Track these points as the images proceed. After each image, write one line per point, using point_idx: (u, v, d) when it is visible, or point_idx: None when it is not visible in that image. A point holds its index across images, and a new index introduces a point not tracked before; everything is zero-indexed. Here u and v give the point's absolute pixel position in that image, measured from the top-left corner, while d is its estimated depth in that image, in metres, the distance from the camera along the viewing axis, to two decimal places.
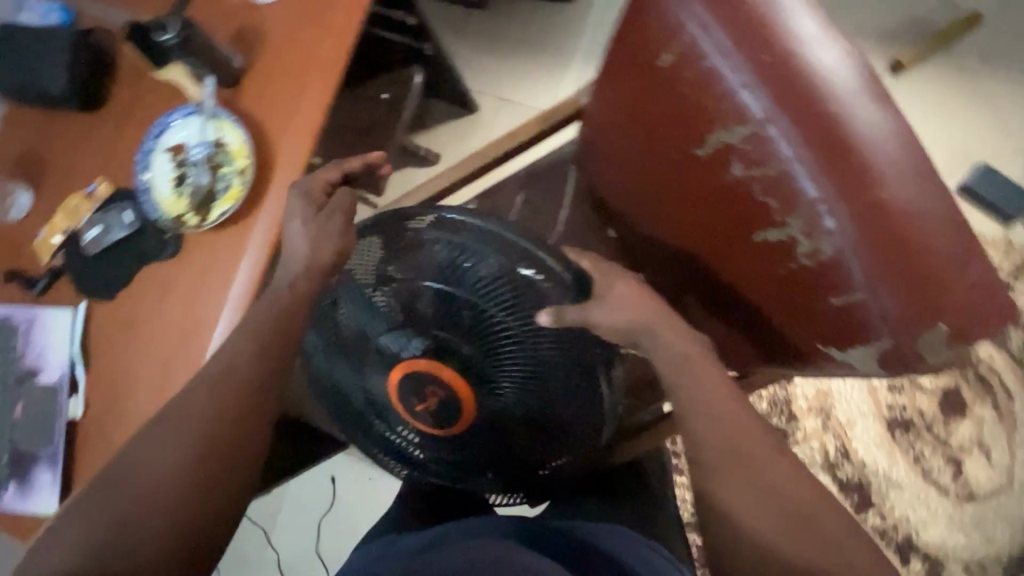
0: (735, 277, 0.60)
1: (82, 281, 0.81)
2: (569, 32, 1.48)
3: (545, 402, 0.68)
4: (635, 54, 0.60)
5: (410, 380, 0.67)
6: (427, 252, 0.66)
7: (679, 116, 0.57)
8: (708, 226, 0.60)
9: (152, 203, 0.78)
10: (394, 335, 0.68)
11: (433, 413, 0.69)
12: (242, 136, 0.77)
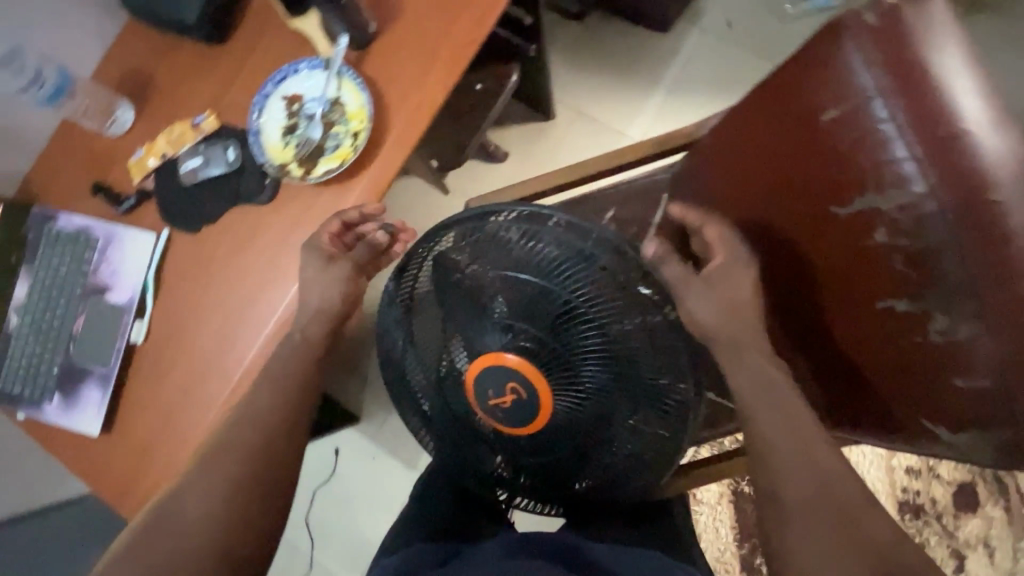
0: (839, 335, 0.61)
1: (169, 209, 0.80)
2: (658, 60, 1.50)
3: (622, 415, 0.68)
4: (783, 101, 0.59)
5: (488, 374, 0.66)
6: (529, 249, 0.65)
7: (817, 170, 0.58)
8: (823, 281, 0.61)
9: (259, 146, 0.78)
10: (484, 326, 0.67)
11: (504, 411, 0.67)
12: (363, 100, 0.77)
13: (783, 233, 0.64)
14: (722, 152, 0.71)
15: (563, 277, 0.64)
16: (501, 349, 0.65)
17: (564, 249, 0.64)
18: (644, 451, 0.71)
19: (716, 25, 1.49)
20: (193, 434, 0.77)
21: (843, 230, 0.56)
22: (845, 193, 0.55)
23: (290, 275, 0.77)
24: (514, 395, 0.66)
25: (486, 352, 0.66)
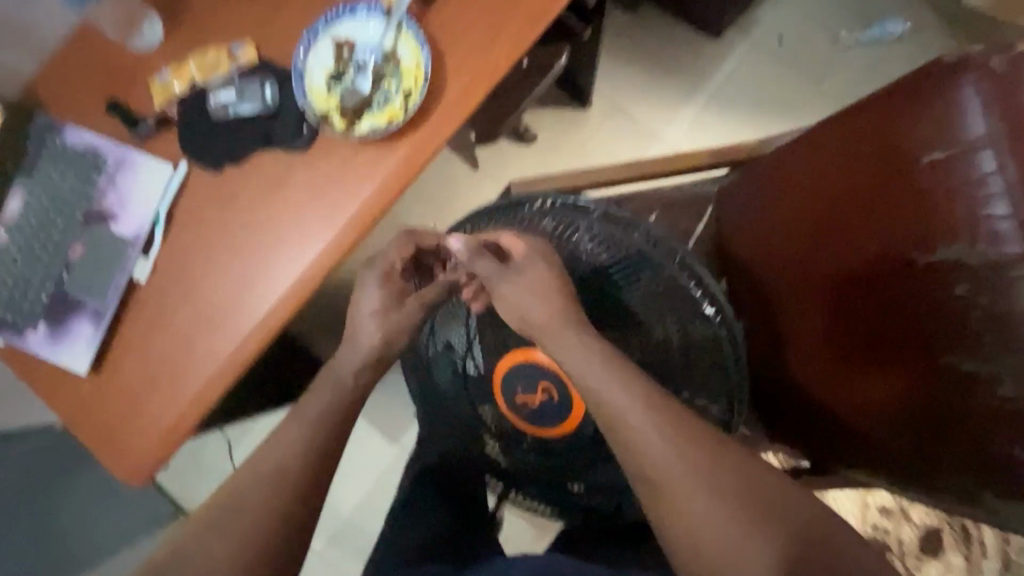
0: (882, 382, 0.60)
1: (193, 142, 0.74)
2: (705, 64, 1.45)
3: None
4: (882, 132, 0.57)
5: (521, 369, 0.75)
6: (582, 249, 0.73)
7: (890, 208, 0.56)
8: (868, 324, 0.60)
9: (303, 89, 0.72)
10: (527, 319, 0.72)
11: (531, 409, 0.75)
12: (421, 57, 0.71)
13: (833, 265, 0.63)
14: (778, 185, 0.73)
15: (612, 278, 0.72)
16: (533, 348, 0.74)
17: (611, 252, 0.72)
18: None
19: (768, 40, 1.45)
20: (190, 387, 0.72)
21: (907, 279, 0.55)
22: (920, 244, 0.54)
23: (315, 234, 0.72)
24: (545, 394, 0.74)
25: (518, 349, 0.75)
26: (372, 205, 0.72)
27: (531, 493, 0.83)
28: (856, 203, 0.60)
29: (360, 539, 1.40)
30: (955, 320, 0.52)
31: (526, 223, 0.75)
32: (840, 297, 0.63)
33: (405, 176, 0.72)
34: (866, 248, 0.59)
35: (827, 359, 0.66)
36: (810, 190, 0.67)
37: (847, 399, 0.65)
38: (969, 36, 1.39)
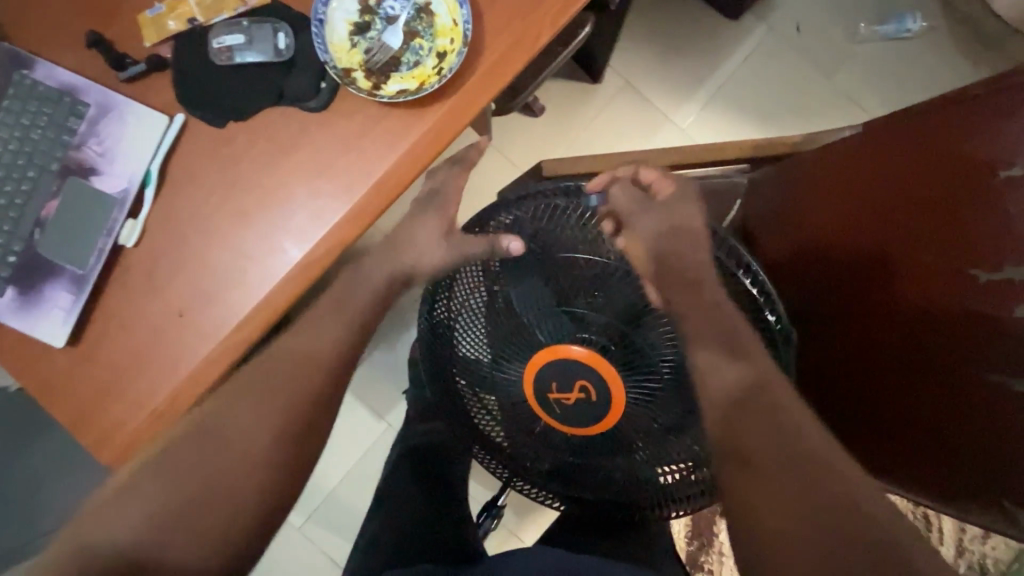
0: (927, 393, 0.59)
1: (189, 91, 0.65)
2: (722, 47, 1.41)
3: (672, 427, 0.64)
4: (947, 147, 0.57)
5: (559, 363, 0.63)
6: (607, 242, 0.64)
7: (947, 223, 0.56)
8: (918, 335, 0.59)
9: (322, 40, 0.64)
10: (552, 315, 0.64)
11: (565, 407, 0.65)
12: (459, 15, 0.64)
13: (885, 272, 0.62)
14: (824, 185, 0.71)
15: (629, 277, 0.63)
16: (570, 339, 0.62)
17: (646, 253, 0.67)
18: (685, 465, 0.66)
19: (787, 26, 1.41)
20: (184, 367, 0.65)
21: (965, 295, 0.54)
22: (982, 259, 0.52)
23: (330, 206, 0.65)
24: (582, 393, 0.63)
25: (551, 342, 0.63)
26: (394, 178, 0.65)
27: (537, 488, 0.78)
28: (913, 210, 0.59)
29: (342, 515, 1.37)
30: (1010, 339, 0.51)
31: (548, 208, 0.66)
32: (892, 304, 0.61)
33: (432, 148, 0.65)
34: (927, 258, 0.57)
35: (871, 367, 0.65)
36: (862, 189, 0.66)
37: (888, 405, 0.64)
38: (979, 41, 1.39)
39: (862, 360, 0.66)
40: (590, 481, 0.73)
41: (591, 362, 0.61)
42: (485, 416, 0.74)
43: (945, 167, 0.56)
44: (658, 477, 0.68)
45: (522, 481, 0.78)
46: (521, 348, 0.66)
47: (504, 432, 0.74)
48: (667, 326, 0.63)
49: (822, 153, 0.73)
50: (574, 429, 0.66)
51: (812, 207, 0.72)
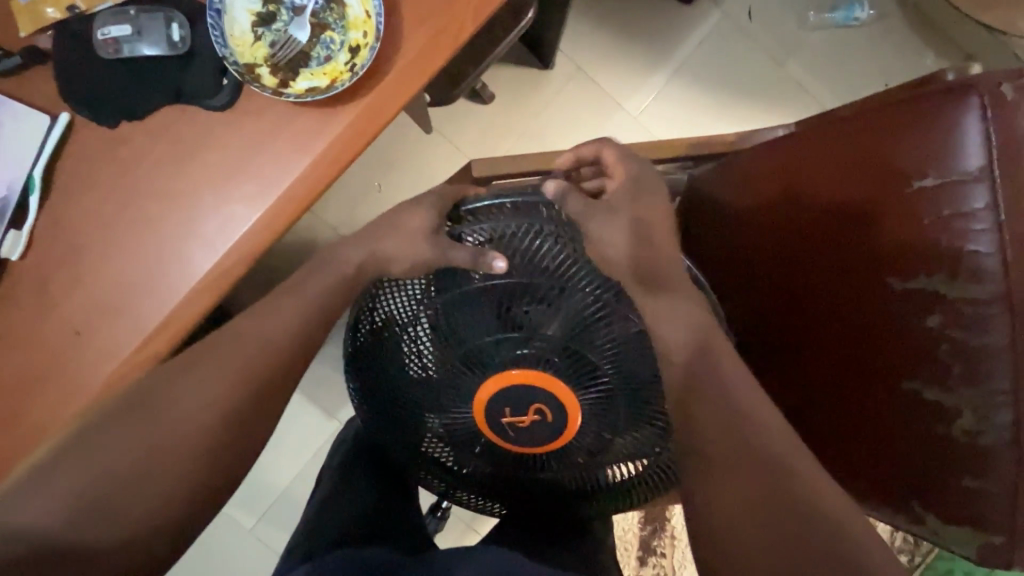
0: (852, 404, 0.56)
1: (73, 86, 0.59)
2: (674, 32, 1.38)
3: (606, 434, 0.62)
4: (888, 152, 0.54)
5: (506, 391, 0.59)
6: (549, 257, 0.55)
7: (885, 234, 0.53)
8: (852, 346, 0.56)
9: (220, 32, 0.59)
10: (481, 335, 0.57)
11: (519, 430, 0.62)
12: (371, 6, 0.59)
13: (824, 279, 0.58)
14: (776, 172, 0.63)
15: (573, 291, 0.55)
16: (506, 357, 0.57)
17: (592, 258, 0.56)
18: (642, 464, 0.65)
19: (738, 12, 1.39)
20: (83, 391, 0.60)
21: (897, 308, 0.53)
22: (904, 266, 0.52)
23: (237, 214, 0.60)
24: (537, 415, 0.60)
25: (498, 370, 0.58)
26: (305, 183, 0.60)
27: (469, 494, 0.75)
28: (860, 216, 0.55)
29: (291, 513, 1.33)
30: (926, 350, 0.52)
31: (488, 216, 0.56)
32: (830, 311, 0.57)
33: (347, 149, 0.61)
34: (868, 267, 0.54)
35: (799, 375, 0.61)
36: (821, 184, 0.58)
37: (816, 421, 0.59)
38: (922, 32, 1.40)
39: (790, 371, 0.62)
40: (523, 482, 0.70)
41: (536, 384, 0.57)
42: (430, 439, 0.67)
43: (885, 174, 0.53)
44: (611, 475, 0.67)
45: (448, 490, 0.75)
46: (465, 372, 0.59)
47: (451, 454, 0.69)
48: (608, 344, 0.56)
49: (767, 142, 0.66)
50: (526, 448, 0.64)
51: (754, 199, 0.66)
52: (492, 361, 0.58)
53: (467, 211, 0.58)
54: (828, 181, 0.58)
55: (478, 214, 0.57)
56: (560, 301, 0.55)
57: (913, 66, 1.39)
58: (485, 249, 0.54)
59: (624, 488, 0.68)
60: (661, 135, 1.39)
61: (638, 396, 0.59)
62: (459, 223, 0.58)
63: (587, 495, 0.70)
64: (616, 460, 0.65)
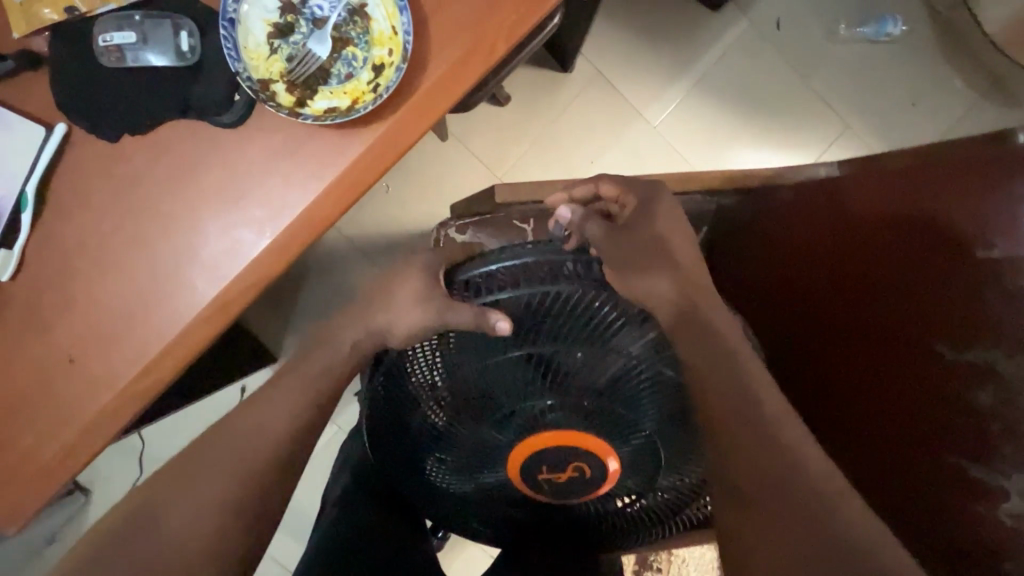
0: (893, 464, 0.54)
1: (71, 96, 0.55)
2: (699, 40, 1.33)
3: (637, 475, 0.61)
4: (947, 219, 0.52)
5: (543, 452, 0.58)
6: (584, 311, 0.51)
7: (938, 301, 0.51)
8: (897, 406, 0.54)
9: (233, 43, 0.55)
10: (510, 385, 0.54)
11: (554, 485, 0.61)
12: (398, 22, 0.55)
13: (873, 336, 0.56)
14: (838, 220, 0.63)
15: (616, 340, 0.52)
16: (534, 405, 0.55)
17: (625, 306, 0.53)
18: (664, 501, 0.64)
19: (765, 22, 1.34)
20: (74, 423, 0.56)
21: (946, 376, 0.50)
22: (958, 335, 0.49)
23: (243, 242, 0.56)
24: (575, 472, 0.59)
25: (533, 420, 0.56)
26: (319, 211, 0.56)
27: (480, 529, 0.71)
28: (914, 279, 0.53)
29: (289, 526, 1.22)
30: (975, 426, 0.49)
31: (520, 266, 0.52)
32: (871, 367, 0.56)
33: (366, 176, 0.56)
34: (918, 331, 0.52)
35: (839, 430, 0.60)
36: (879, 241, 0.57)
37: (851, 478, 0.59)
38: (957, 52, 1.34)
39: (828, 423, 0.62)
40: (539, 520, 0.67)
41: (578, 443, 0.57)
42: (447, 481, 0.64)
43: (938, 239, 0.52)
44: (613, 500, 0.64)
45: (459, 525, 0.71)
46: (488, 419, 0.57)
47: (465, 493, 0.65)
48: (642, 391, 0.54)
49: (835, 183, 0.65)
50: (561, 502, 0.63)
51: (814, 241, 0.65)
52: (524, 411, 0.56)
53: (494, 257, 0.54)
54: (888, 236, 0.56)
55: (483, 275, 0.54)
56: (601, 350, 0.52)
57: (943, 87, 1.34)
58: (489, 310, 0.51)
59: (647, 523, 0.66)
60: (689, 157, 1.34)
61: (675, 443, 0.58)
62: (483, 271, 0.54)
63: (607, 531, 0.68)
64: (641, 497, 0.63)
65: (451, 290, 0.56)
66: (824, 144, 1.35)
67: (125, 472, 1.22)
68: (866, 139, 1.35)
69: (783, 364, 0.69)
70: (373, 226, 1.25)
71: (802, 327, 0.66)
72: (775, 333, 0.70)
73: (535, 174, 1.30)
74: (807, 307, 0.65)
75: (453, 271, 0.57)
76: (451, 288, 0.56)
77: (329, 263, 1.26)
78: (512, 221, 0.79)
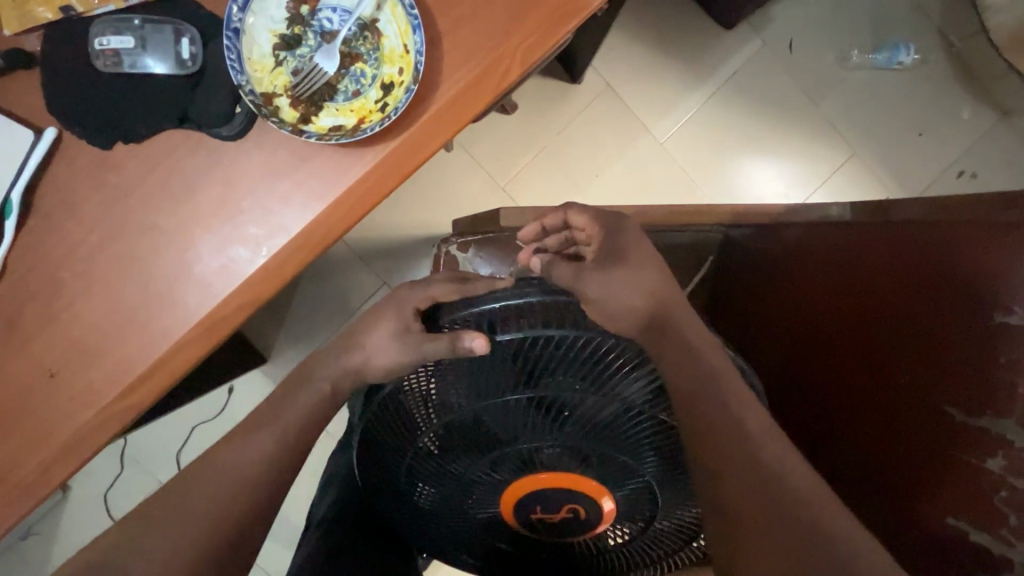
0: (896, 519, 0.53)
1: (63, 99, 0.53)
2: (711, 57, 1.31)
3: (636, 514, 0.60)
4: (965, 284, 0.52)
5: (539, 490, 0.58)
6: (589, 357, 0.50)
7: (950, 362, 0.51)
8: (903, 460, 0.53)
9: (237, 54, 0.53)
10: (509, 424, 0.53)
11: (547, 523, 0.61)
12: (410, 40, 0.53)
13: (884, 388, 0.56)
14: (858, 269, 0.63)
15: (616, 381, 0.51)
16: (533, 444, 0.54)
17: (629, 352, 0.51)
18: (660, 541, 0.63)
19: (779, 42, 1.33)
20: (52, 441, 0.54)
21: (955, 438, 0.50)
22: (966, 399, 0.49)
23: (238, 260, 0.54)
24: (569, 512, 0.59)
25: (529, 459, 0.55)
26: (319, 233, 0.54)
27: (468, 561, 0.69)
28: (930, 338, 0.53)
29: (279, 535, 1.17)
30: (980, 491, 0.48)
31: (521, 306, 0.51)
32: (880, 422, 0.56)
33: (370, 198, 0.54)
34: (930, 390, 0.52)
35: (840, 479, 0.60)
36: (899, 297, 0.57)
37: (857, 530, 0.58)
38: (970, 85, 1.33)
39: (831, 472, 0.61)
40: (529, 556, 0.66)
41: (575, 485, 0.57)
42: (437, 512, 0.62)
43: (956, 302, 0.52)
44: (605, 538, 0.63)
45: (447, 555, 0.69)
46: (484, 456, 0.56)
47: (456, 525, 0.63)
48: (645, 435, 0.53)
49: (857, 231, 0.66)
50: (554, 540, 0.63)
51: (833, 285, 0.65)
52: (518, 446, 0.54)
53: (495, 294, 0.52)
54: (907, 290, 0.56)
55: (469, 314, 0.53)
56: (601, 391, 0.51)
57: (952, 118, 1.33)
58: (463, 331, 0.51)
59: (641, 561, 0.65)
60: (697, 178, 1.32)
61: (673, 487, 0.57)
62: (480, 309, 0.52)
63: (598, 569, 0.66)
64: (637, 537, 0.62)
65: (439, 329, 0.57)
66: (830, 170, 1.34)
67: (106, 470, 1.20)
68: (873, 167, 1.33)
69: (791, 401, 0.69)
70: (371, 231, 1.23)
71: (814, 368, 0.65)
72: (785, 370, 0.70)
73: (539, 186, 1.28)
74: (819, 352, 0.65)
75: (443, 311, 0.58)
76: (438, 328, 0.58)
77: (326, 264, 1.23)
78: (514, 241, 0.79)
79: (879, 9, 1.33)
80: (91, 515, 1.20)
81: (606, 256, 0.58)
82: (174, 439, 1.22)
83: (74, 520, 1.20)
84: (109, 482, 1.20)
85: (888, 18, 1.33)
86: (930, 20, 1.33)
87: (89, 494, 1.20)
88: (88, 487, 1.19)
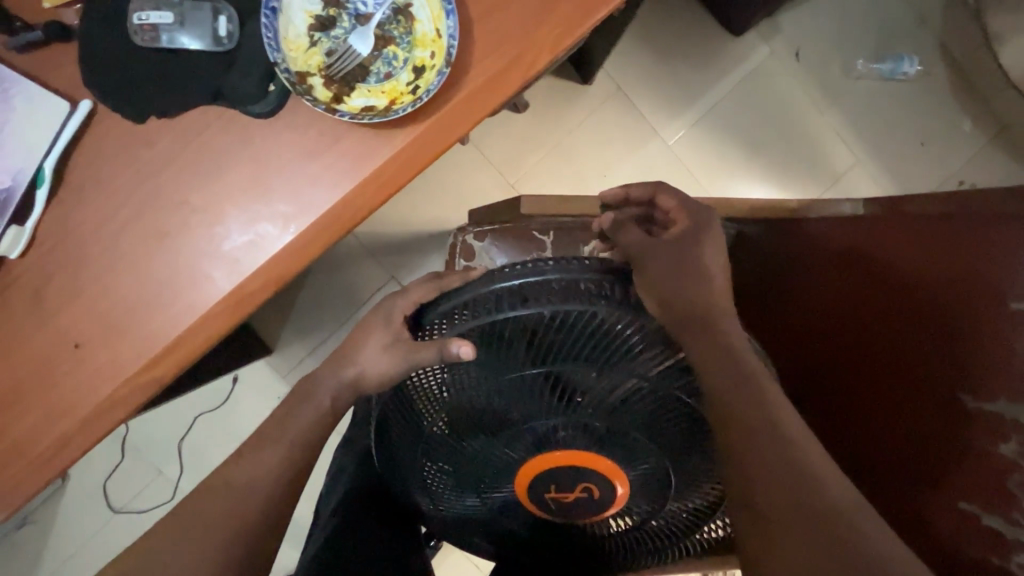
0: (911, 501, 0.54)
1: (100, 75, 0.53)
2: (719, 62, 1.34)
3: (652, 494, 0.60)
4: (975, 275, 0.53)
5: (555, 470, 0.58)
6: (607, 335, 0.51)
7: (960, 350, 0.52)
8: (917, 445, 0.54)
9: (273, 33, 0.54)
10: (525, 404, 0.54)
11: (561, 504, 0.61)
12: (443, 24, 0.54)
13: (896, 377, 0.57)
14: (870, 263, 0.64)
15: (632, 359, 0.51)
16: (551, 423, 0.54)
17: (646, 332, 0.52)
18: (674, 526, 0.63)
19: (786, 51, 1.35)
20: (72, 413, 0.54)
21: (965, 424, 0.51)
22: (977, 385, 0.50)
23: (266, 237, 0.54)
24: (583, 493, 0.60)
25: (547, 437, 0.56)
26: (347, 212, 0.55)
27: (482, 543, 0.69)
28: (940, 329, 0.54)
29: (293, 534, 1.17)
30: (994, 475, 0.48)
31: (537, 288, 0.51)
32: (892, 408, 0.57)
33: (400, 178, 0.55)
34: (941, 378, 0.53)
35: (853, 464, 0.61)
36: (909, 289, 0.58)
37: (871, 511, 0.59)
38: (970, 96, 1.36)
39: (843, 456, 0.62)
40: (544, 536, 0.66)
41: (589, 464, 0.57)
42: (451, 493, 0.62)
43: (965, 293, 0.53)
44: (619, 520, 0.63)
45: (461, 537, 0.69)
46: (500, 436, 0.56)
47: (470, 506, 0.64)
48: (663, 416, 0.54)
49: (868, 224, 0.67)
50: (568, 521, 0.63)
51: (845, 277, 0.66)
52: (534, 427, 0.55)
53: (506, 276, 0.52)
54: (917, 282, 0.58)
55: (476, 297, 0.53)
56: (617, 369, 0.51)
57: (953, 129, 1.36)
58: (449, 338, 0.52)
59: (656, 544, 0.65)
60: (704, 181, 1.34)
61: (689, 468, 0.57)
62: (491, 292, 0.52)
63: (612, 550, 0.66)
64: (653, 519, 0.63)
65: (428, 332, 0.58)
66: (834, 176, 1.36)
67: (106, 460, 1.19)
68: (876, 174, 1.36)
69: (803, 390, 0.70)
70: (382, 225, 1.24)
71: (826, 358, 0.67)
72: (796, 359, 0.71)
73: (549, 185, 1.30)
74: (832, 342, 0.66)
75: (437, 302, 0.58)
76: (426, 334, 0.58)
77: (335, 257, 1.24)
78: (531, 232, 0.80)
79: (883, 22, 1.36)
80: (90, 505, 1.19)
81: (676, 249, 0.60)
82: (176, 429, 1.21)
83: (71, 510, 1.18)
84: (109, 470, 1.19)
85: (892, 31, 1.36)
86: (933, 34, 1.37)
87: (88, 484, 1.19)
88: (89, 476, 1.18)
